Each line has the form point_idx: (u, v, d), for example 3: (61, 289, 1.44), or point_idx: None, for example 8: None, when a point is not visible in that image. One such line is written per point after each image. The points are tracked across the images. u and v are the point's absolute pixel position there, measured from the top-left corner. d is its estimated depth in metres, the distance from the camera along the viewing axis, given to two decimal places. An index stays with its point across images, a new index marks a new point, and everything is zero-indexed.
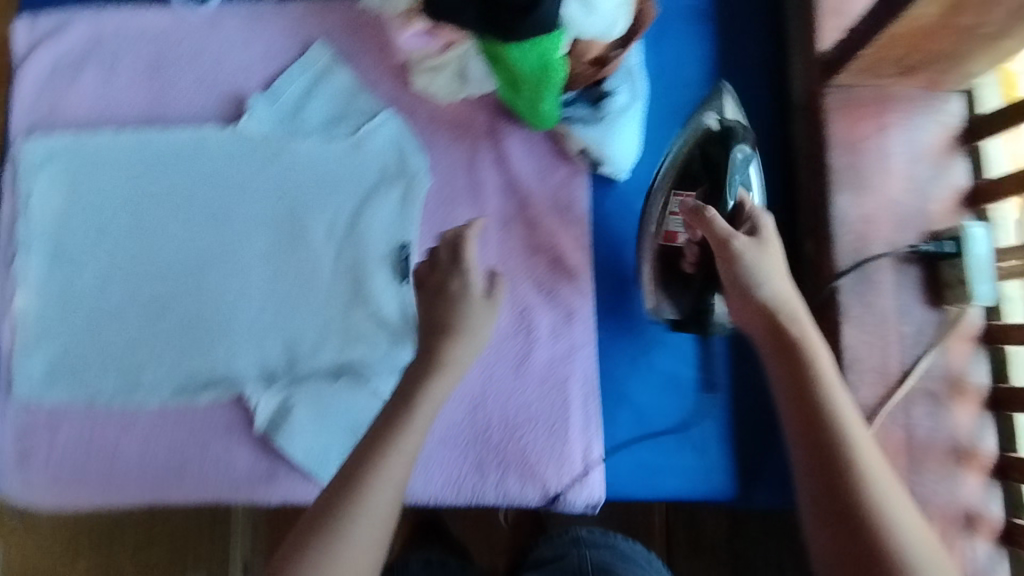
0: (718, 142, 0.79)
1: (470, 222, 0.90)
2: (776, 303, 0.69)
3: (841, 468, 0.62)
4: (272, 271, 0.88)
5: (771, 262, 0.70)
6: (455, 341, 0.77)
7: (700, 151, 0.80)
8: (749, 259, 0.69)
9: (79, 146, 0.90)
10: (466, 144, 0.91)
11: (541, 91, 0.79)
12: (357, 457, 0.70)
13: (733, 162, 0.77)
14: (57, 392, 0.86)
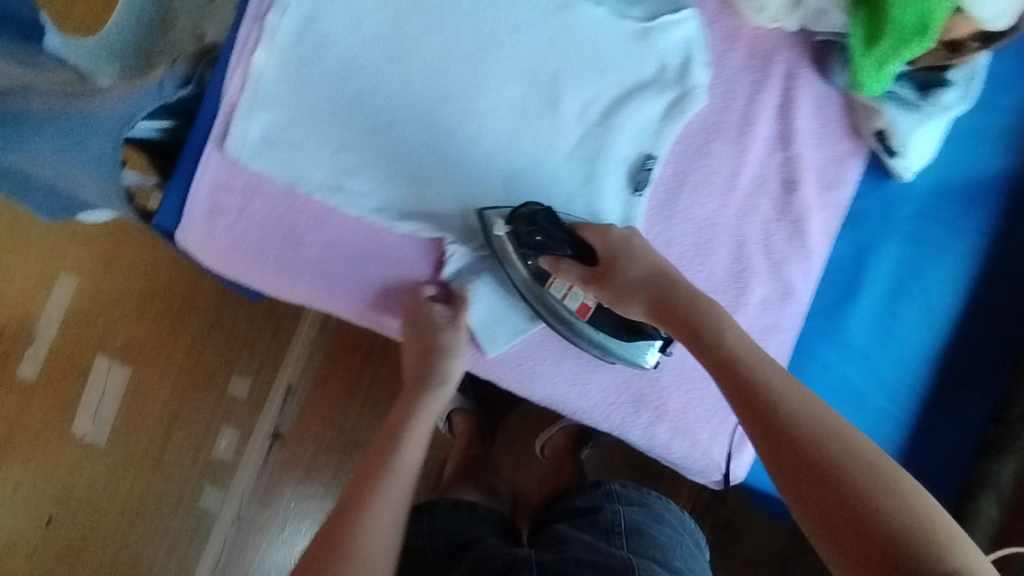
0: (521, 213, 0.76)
1: (728, 160, 0.82)
2: (649, 287, 0.70)
3: (863, 502, 0.52)
4: (510, 129, 0.82)
5: (644, 266, 0.71)
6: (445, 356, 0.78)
7: (539, 213, 0.75)
8: (617, 280, 0.71)
9: None
10: (756, 76, 0.82)
11: (888, 56, 0.72)
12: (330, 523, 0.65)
13: (543, 221, 0.74)
14: (261, 164, 0.80)
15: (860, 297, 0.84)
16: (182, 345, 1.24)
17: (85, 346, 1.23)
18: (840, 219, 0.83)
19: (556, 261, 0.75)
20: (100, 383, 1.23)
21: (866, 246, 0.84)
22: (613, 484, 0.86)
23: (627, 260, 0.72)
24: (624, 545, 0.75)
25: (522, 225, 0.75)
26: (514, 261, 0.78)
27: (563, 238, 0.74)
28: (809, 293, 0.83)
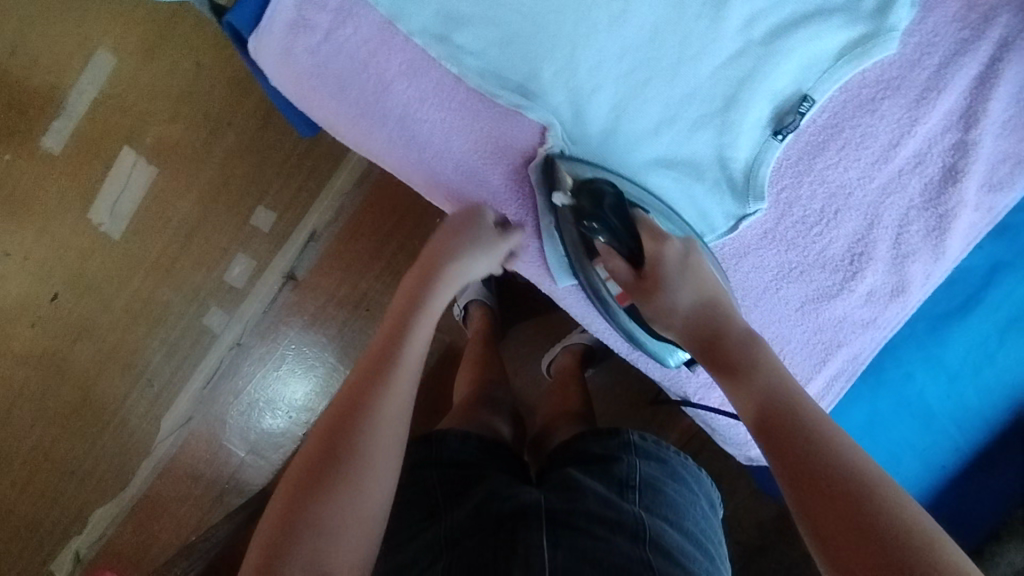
0: (588, 190, 0.67)
1: (892, 125, 0.70)
2: (693, 322, 0.65)
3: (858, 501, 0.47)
4: (661, 20, 0.68)
5: (691, 297, 0.66)
6: (477, 252, 0.70)
7: (607, 195, 0.66)
8: (659, 293, 0.66)
9: None
10: (963, 35, 0.68)
11: None
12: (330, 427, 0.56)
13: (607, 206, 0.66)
14: None
15: (976, 316, 0.74)
16: (216, 157, 1.16)
17: (116, 132, 1.14)
18: (988, 227, 0.72)
19: (609, 250, 0.69)
20: (123, 177, 1.15)
21: (1002, 262, 0.73)
22: (632, 433, 0.78)
23: (677, 281, 0.66)
24: (637, 501, 0.70)
25: (586, 202, 0.66)
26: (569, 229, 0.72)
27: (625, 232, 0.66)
28: (922, 297, 0.73)
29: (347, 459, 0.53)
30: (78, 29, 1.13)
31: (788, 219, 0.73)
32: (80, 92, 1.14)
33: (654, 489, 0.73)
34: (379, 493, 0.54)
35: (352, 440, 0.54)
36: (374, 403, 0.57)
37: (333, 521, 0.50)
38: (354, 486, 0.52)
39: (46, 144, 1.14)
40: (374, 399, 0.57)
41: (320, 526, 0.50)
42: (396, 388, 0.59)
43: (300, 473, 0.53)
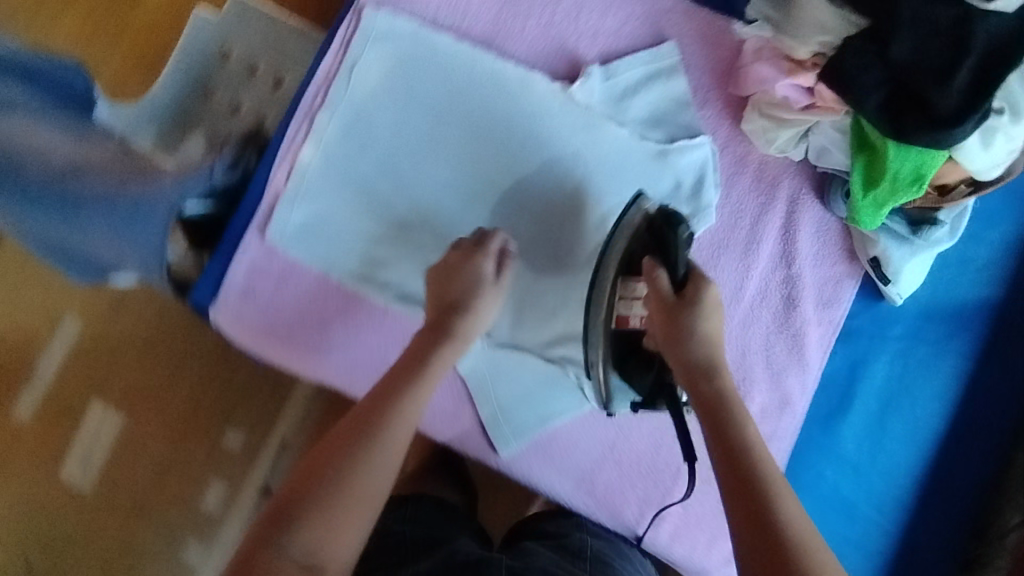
0: (667, 217, 0.76)
1: (733, 274, 0.88)
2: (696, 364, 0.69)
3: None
4: (536, 235, 0.88)
5: (712, 327, 0.70)
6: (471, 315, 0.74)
7: (682, 229, 0.75)
8: (692, 319, 0.70)
9: (416, 38, 0.89)
10: (761, 198, 0.89)
11: (897, 198, 0.75)
12: (313, 460, 0.63)
13: (679, 240, 0.74)
14: (298, 252, 0.87)
15: (854, 414, 0.88)
16: (172, 401, 1.13)
17: (82, 389, 1.12)
18: (835, 336, 0.88)
19: (655, 265, 0.73)
20: (94, 429, 1.12)
21: (859, 360, 0.89)
22: (585, 521, 0.85)
23: (710, 316, 0.70)
24: (586, 564, 0.75)
25: (664, 229, 0.75)
26: (605, 271, 0.78)
27: (683, 270, 0.72)
28: (806, 404, 0.87)
29: (354, 454, 0.63)
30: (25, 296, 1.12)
31: None
32: (49, 356, 1.12)
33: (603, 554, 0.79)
34: (366, 505, 0.62)
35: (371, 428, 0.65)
36: (397, 402, 0.67)
37: (325, 513, 0.59)
38: (349, 482, 0.61)
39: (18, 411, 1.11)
40: (431, 357, 0.71)
41: (318, 514, 0.59)
42: (415, 400, 0.68)
43: (296, 479, 0.62)
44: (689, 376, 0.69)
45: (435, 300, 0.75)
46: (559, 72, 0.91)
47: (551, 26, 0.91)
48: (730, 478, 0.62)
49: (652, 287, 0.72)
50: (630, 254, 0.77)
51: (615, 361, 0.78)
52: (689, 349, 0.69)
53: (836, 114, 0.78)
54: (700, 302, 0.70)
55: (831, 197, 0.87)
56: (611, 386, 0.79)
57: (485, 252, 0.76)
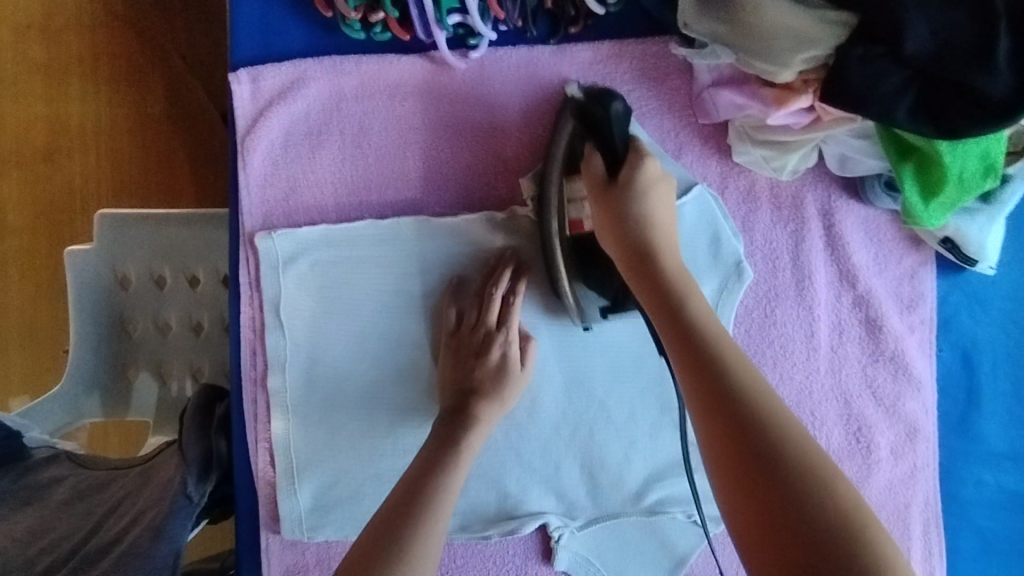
0: (599, 98, 0.68)
1: (798, 321, 0.75)
2: (629, 239, 0.65)
3: (767, 458, 0.50)
4: (569, 384, 0.75)
5: (658, 205, 0.67)
6: (490, 399, 0.70)
7: (618, 110, 0.68)
8: (623, 205, 0.66)
9: (329, 239, 0.73)
10: (791, 225, 0.75)
11: (968, 196, 0.63)
12: (394, 504, 0.61)
13: (613, 116, 0.67)
14: (328, 530, 0.74)
15: (987, 400, 0.76)
16: None
17: None
18: (934, 336, 0.76)
19: (592, 150, 0.69)
20: None
21: (970, 344, 0.76)
22: None
23: (648, 202, 0.66)
24: None
25: (595, 110, 0.68)
26: (549, 176, 0.70)
27: (621, 146, 0.67)
28: (934, 421, 0.76)
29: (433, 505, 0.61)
30: None
31: None
32: None
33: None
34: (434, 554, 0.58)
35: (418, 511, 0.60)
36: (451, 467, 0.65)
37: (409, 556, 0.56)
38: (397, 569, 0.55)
39: None
40: (460, 442, 0.67)
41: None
42: (450, 488, 0.64)
43: (386, 515, 0.60)
44: (630, 259, 0.65)
45: (452, 386, 0.72)
46: (502, 194, 0.76)
47: (472, 150, 0.75)
48: (687, 371, 0.57)
49: (587, 171, 0.69)
50: (571, 149, 0.71)
51: (576, 270, 0.73)
52: (628, 236, 0.66)
53: (852, 123, 0.63)
54: (637, 185, 0.66)
55: (870, 192, 0.73)
56: (579, 296, 0.73)
57: (505, 337, 0.72)
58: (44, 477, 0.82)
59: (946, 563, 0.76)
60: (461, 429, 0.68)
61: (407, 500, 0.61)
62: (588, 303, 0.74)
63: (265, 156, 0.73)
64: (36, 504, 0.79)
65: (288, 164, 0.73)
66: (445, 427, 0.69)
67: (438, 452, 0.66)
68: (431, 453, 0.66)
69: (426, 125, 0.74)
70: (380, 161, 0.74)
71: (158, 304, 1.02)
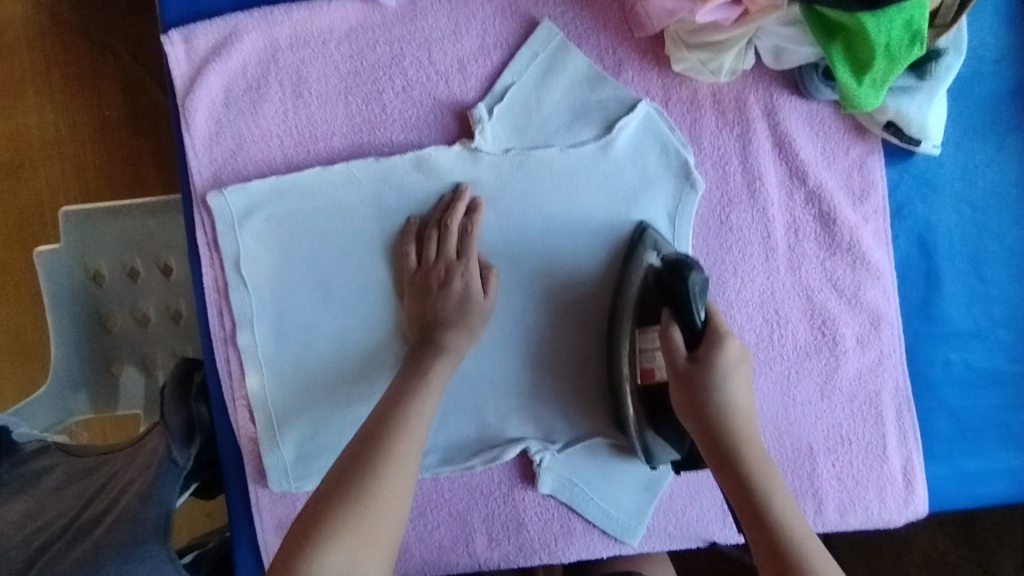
0: (675, 267, 0.68)
1: (753, 224, 0.76)
2: (706, 435, 0.63)
3: None
4: (535, 309, 0.76)
5: (742, 398, 0.63)
6: (456, 328, 0.71)
7: (693, 275, 0.67)
8: (676, 330, 0.65)
9: (281, 191, 0.73)
10: (736, 129, 0.76)
11: (899, 68, 0.64)
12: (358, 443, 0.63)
13: (693, 293, 0.66)
14: (314, 479, 0.75)
15: (946, 281, 0.77)
16: None
17: None
18: (889, 223, 0.77)
19: (671, 325, 0.66)
20: None
21: (924, 228, 0.77)
22: None
23: (730, 380, 0.63)
24: None
25: (673, 281, 0.68)
26: (622, 324, 0.72)
27: (700, 324, 0.65)
28: (896, 306, 0.77)
29: (396, 439, 0.63)
30: None
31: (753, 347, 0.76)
32: None
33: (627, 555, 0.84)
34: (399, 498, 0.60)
35: (374, 456, 0.61)
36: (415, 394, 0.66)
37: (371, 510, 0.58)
38: (361, 525, 0.57)
39: None
40: (427, 369, 0.69)
41: (350, 533, 0.57)
42: (420, 414, 0.65)
43: (349, 454, 0.62)
44: (689, 393, 0.63)
45: (416, 324, 0.72)
46: (449, 129, 0.75)
47: (412, 87, 0.74)
48: (705, 438, 0.63)
49: (667, 355, 0.65)
50: (644, 296, 0.72)
51: (648, 419, 0.72)
52: (701, 408, 0.63)
53: (779, 10, 0.65)
54: (718, 364, 0.63)
55: (810, 86, 0.74)
56: (650, 443, 0.73)
57: (466, 267, 0.72)
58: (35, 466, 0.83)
59: (922, 445, 0.77)
60: (433, 356, 0.70)
61: (369, 438, 0.63)
62: (659, 449, 0.73)
63: (208, 116, 0.73)
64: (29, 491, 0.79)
65: (231, 121, 0.73)
66: (412, 357, 0.70)
67: (403, 381, 0.68)
68: (395, 385, 0.68)
69: (365, 68, 0.74)
70: (321, 108, 0.74)
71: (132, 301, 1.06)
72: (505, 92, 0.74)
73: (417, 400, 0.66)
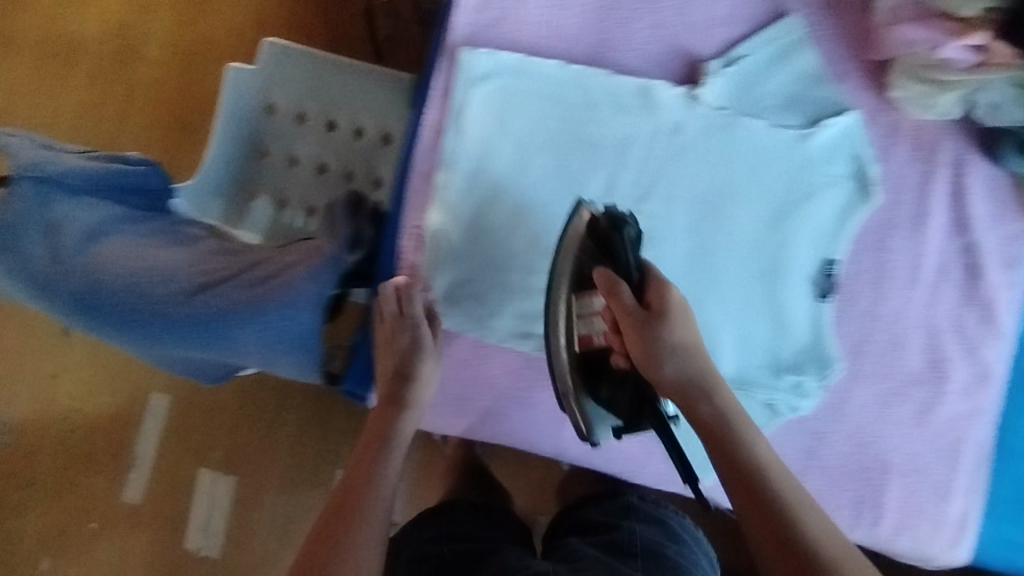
0: (611, 221, 0.74)
1: (907, 253, 0.83)
2: (681, 383, 0.67)
3: None
4: (692, 253, 0.84)
5: (678, 369, 0.67)
6: (406, 370, 0.76)
7: (632, 232, 0.73)
8: (657, 331, 0.67)
9: (521, 69, 0.82)
10: (923, 167, 0.83)
11: None
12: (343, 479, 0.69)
13: (626, 240, 0.72)
14: (450, 320, 0.83)
15: None
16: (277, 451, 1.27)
17: (185, 458, 1.28)
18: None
19: (609, 271, 0.70)
20: (206, 494, 1.27)
21: None
22: (631, 496, 0.91)
23: (677, 321, 0.68)
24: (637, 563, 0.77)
25: (608, 234, 0.73)
26: (558, 291, 0.75)
27: (635, 272, 0.72)
28: (1005, 372, 0.83)
29: (376, 468, 0.69)
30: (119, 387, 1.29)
31: (870, 359, 0.84)
32: (145, 438, 1.28)
33: (627, 507, 0.90)
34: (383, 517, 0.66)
35: (369, 480, 0.67)
36: (391, 422, 0.73)
37: (362, 535, 0.63)
38: (356, 531, 0.63)
39: (128, 494, 1.28)
40: (394, 426, 0.74)
41: (355, 548, 0.62)
42: (398, 446, 0.72)
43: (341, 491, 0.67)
44: (677, 389, 0.67)
45: (392, 370, 0.77)
46: (678, 74, 0.84)
47: (662, 26, 0.83)
48: (728, 471, 0.62)
49: (616, 298, 0.69)
50: (581, 267, 0.75)
51: (586, 387, 0.76)
52: (667, 363, 0.67)
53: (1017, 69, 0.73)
54: (667, 312, 0.68)
55: (1003, 153, 0.81)
56: (588, 413, 0.76)
57: (411, 324, 0.77)
58: (187, 231, 0.95)
59: (983, 502, 0.84)
60: (394, 412, 0.74)
61: (354, 470, 0.69)
62: (600, 420, 0.78)
63: None
64: (184, 246, 0.89)
65: None
66: (372, 423, 0.75)
67: (379, 414, 0.74)
68: (371, 422, 0.74)
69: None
70: (577, 16, 0.83)
71: (294, 140, 1.29)
72: (740, 59, 0.82)
73: (397, 427, 0.74)
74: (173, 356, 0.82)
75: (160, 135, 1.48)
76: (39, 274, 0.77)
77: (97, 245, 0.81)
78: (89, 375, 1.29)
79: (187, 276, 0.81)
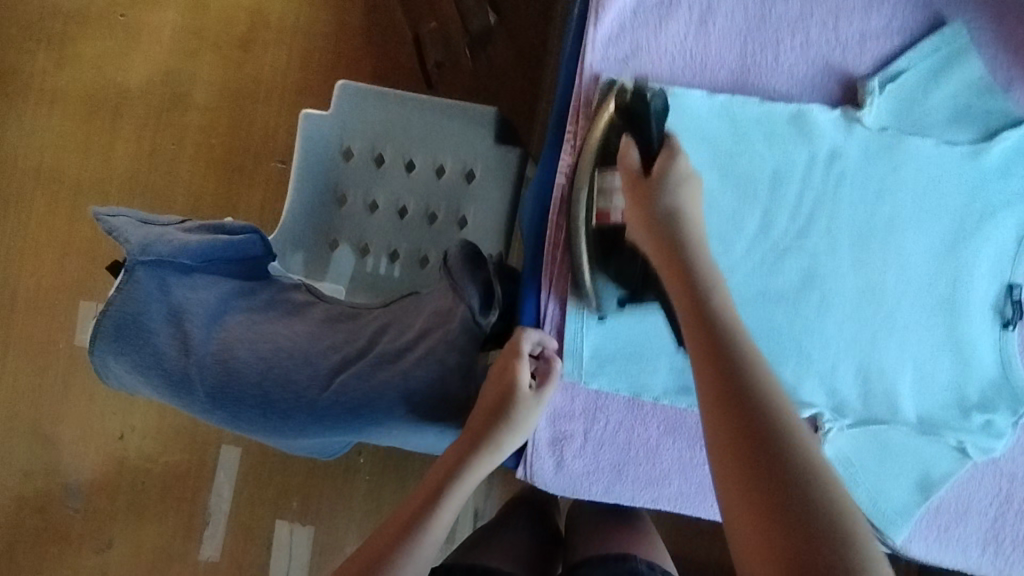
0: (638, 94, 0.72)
1: None
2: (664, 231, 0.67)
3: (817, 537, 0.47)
4: (861, 288, 0.76)
5: (671, 205, 0.68)
6: (514, 408, 0.72)
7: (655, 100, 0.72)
8: (654, 194, 0.68)
9: (663, 104, 0.77)
10: None
11: None
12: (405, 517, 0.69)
13: (651, 111, 0.71)
14: (601, 381, 0.77)
15: None
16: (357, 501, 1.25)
17: (264, 513, 1.27)
18: None
19: (630, 141, 0.72)
20: (285, 547, 1.27)
21: None
22: (640, 562, 0.79)
23: (681, 189, 0.69)
24: None
25: (635, 103, 0.72)
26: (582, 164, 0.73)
27: (657, 140, 0.71)
28: None
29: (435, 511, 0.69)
30: (195, 445, 1.28)
31: None
32: (219, 495, 1.27)
33: (634, 575, 0.77)
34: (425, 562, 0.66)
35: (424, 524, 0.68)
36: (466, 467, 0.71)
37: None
38: (410, 557, 0.66)
39: (205, 552, 1.27)
40: (470, 469, 0.72)
41: None
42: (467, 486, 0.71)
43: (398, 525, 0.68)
44: (661, 244, 0.67)
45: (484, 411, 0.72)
46: (832, 96, 0.77)
47: (810, 45, 0.77)
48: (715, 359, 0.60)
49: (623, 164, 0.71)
50: (606, 142, 0.73)
51: (598, 261, 0.74)
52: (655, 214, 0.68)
53: None
54: (668, 173, 0.69)
55: None
56: (597, 288, 0.75)
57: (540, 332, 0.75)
58: (296, 298, 0.84)
59: None
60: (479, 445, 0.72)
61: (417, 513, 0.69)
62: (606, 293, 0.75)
63: (615, 17, 0.77)
64: (299, 317, 0.81)
65: (634, 29, 0.77)
66: (457, 459, 0.72)
67: (463, 450, 0.72)
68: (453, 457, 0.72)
69: (773, 17, 0.77)
70: (716, 42, 0.77)
71: (372, 184, 1.21)
72: (898, 76, 0.76)
73: (462, 476, 0.71)
74: (310, 441, 0.76)
75: (213, 182, 1.35)
76: (170, 366, 0.73)
77: (220, 326, 0.77)
78: (166, 436, 1.28)
79: (318, 353, 0.76)
